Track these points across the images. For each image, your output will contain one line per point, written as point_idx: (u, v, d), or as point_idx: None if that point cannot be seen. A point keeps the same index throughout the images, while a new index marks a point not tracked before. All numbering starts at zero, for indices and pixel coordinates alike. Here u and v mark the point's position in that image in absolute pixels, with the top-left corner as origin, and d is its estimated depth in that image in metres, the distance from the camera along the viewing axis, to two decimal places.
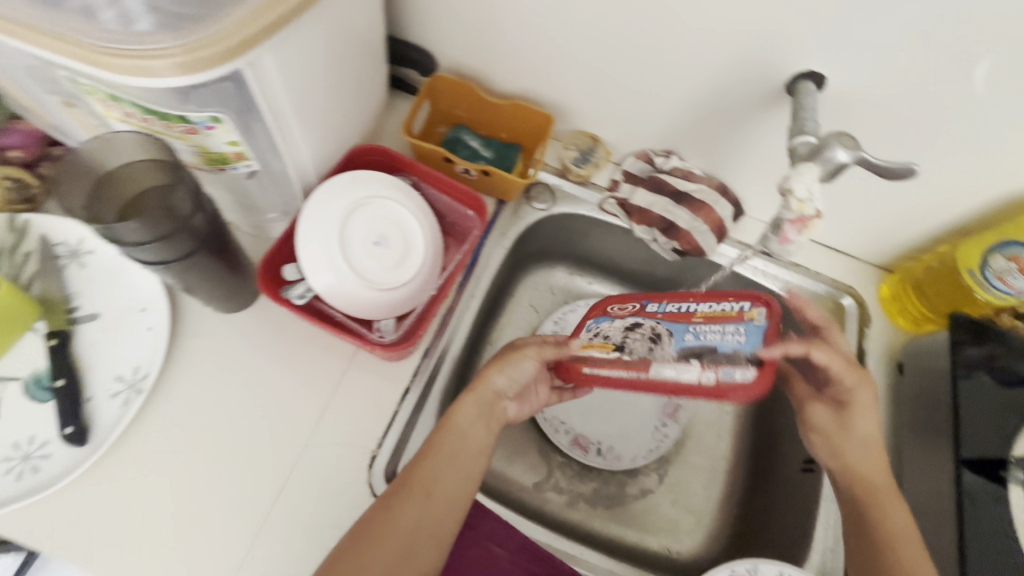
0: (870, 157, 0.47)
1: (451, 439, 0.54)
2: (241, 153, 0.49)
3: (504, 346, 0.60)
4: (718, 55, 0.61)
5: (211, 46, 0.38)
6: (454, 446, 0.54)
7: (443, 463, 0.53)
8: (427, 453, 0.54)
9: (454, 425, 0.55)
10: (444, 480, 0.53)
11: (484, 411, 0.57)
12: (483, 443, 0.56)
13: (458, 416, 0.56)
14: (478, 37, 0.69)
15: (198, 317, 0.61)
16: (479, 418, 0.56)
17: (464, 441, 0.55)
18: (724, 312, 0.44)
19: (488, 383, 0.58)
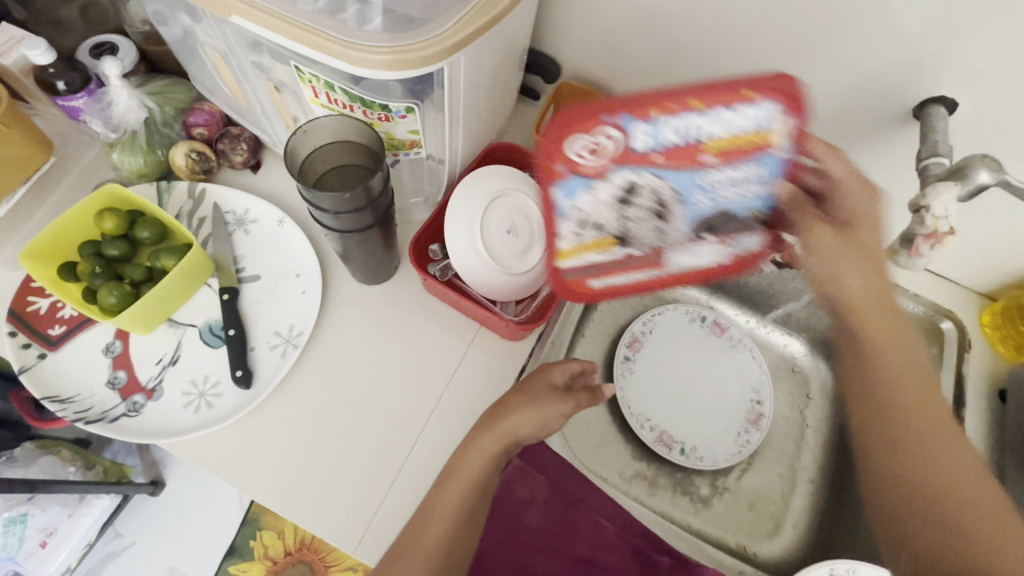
0: (1013, 180, 0.49)
1: (461, 476, 0.54)
2: (416, 141, 0.56)
3: (530, 388, 0.57)
4: (849, 77, 0.64)
5: (425, 48, 0.44)
6: (462, 481, 0.54)
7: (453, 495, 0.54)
8: (443, 485, 0.54)
9: (465, 469, 0.54)
10: (451, 520, 0.53)
11: (500, 454, 0.55)
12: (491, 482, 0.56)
13: (468, 457, 0.55)
14: (607, 49, 0.74)
15: (344, 286, 0.67)
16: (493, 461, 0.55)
17: (473, 483, 0.54)
18: (746, 150, 0.50)
19: (507, 430, 0.56)
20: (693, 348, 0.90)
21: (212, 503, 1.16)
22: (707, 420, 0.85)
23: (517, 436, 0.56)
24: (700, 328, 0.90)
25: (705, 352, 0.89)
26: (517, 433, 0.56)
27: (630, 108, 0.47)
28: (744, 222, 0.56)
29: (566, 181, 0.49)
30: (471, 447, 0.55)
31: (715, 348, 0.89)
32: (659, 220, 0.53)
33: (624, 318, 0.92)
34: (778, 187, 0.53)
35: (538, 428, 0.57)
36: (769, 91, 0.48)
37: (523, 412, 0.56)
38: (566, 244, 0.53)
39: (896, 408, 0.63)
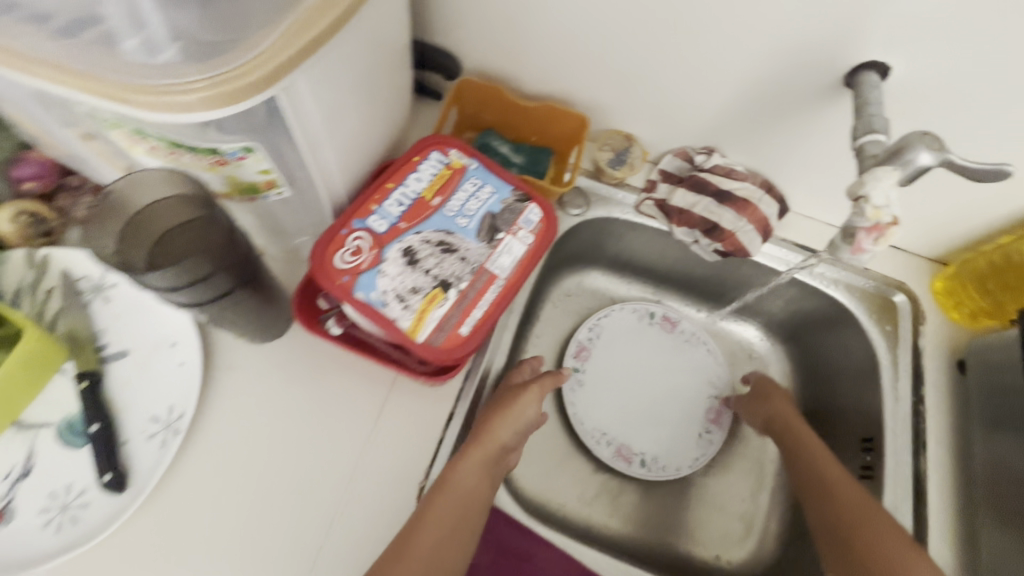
0: (959, 159, 0.43)
1: (457, 486, 0.51)
2: (272, 181, 0.46)
3: (498, 396, 0.59)
4: (771, 48, 0.57)
5: (239, 76, 0.35)
6: (453, 495, 0.51)
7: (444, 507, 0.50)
8: (432, 498, 0.50)
9: (456, 479, 0.52)
10: (450, 525, 0.50)
11: (488, 464, 0.54)
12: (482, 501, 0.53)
13: (459, 470, 0.52)
14: (507, 38, 0.65)
15: (231, 349, 0.58)
16: (481, 469, 0.53)
17: (467, 499, 0.51)
18: (453, 181, 0.59)
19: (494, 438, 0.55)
20: (644, 350, 0.84)
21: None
22: (665, 426, 0.81)
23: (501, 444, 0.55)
24: (650, 328, 0.85)
25: (657, 352, 0.84)
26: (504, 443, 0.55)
27: (357, 215, 0.55)
28: (512, 209, 0.60)
29: (354, 283, 0.52)
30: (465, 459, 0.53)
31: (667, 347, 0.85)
32: (454, 254, 0.56)
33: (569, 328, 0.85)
34: (504, 184, 0.61)
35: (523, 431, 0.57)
36: (438, 146, 0.61)
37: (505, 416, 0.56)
38: (407, 322, 0.52)
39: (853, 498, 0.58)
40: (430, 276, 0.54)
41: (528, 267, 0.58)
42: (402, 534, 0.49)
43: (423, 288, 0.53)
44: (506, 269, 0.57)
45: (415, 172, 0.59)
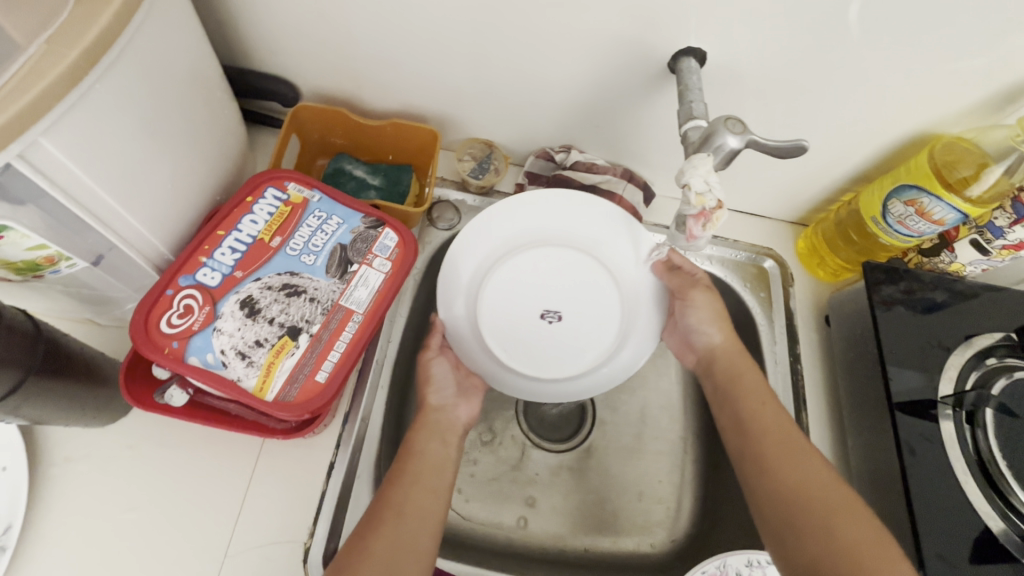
0: (760, 137, 0.44)
1: (401, 497, 0.51)
2: (54, 255, 0.43)
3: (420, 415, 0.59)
4: (593, 45, 0.57)
5: None
6: (413, 476, 0.53)
7: (416, 494, 0.51)
8: (390, 485, 0.51)
9: (418, 449, 0.55)
10: (402, 530, 0.49)
11: (424, 478, 0.53)
12: (449, 465, 0.56)
13: (397, 493, 0.51)
14: (336, 57, 0.62)
15: (67, 439, 0.52)
16: (425, 488, 0.52)
17: (426, 460, 0.55)
18: (293, 218, 0.55)
19: (429, 406, 0.59)
20: (522, 270, 0.66)
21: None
22: (608, 313, 0.66)
23: (439, 404, 0.60)
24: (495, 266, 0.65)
25: (538, 265, 0.66)
26: (438, 403, 0.60)
27: (183, 270, 0.50)
28: (365, 237, 0.56)
29: (187, 347, 0.48)
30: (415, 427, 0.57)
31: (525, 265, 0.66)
32: (300, 296, 0.52)
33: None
34: (353, 213, 0.57)
35: (446, 387, 0.62)
36: (275, 182, 0.57)
37: (423, 380, 0.61)
38: (252, 381, 0.48)
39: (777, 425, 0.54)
40: (276, 326, 0.50)
41: (390, 292, 0.55)
42: (353, 538, 0.48)
43: (268, 340, 0.50)
44: (362, 301, 0.54)
45: (246, 215, 0.54)
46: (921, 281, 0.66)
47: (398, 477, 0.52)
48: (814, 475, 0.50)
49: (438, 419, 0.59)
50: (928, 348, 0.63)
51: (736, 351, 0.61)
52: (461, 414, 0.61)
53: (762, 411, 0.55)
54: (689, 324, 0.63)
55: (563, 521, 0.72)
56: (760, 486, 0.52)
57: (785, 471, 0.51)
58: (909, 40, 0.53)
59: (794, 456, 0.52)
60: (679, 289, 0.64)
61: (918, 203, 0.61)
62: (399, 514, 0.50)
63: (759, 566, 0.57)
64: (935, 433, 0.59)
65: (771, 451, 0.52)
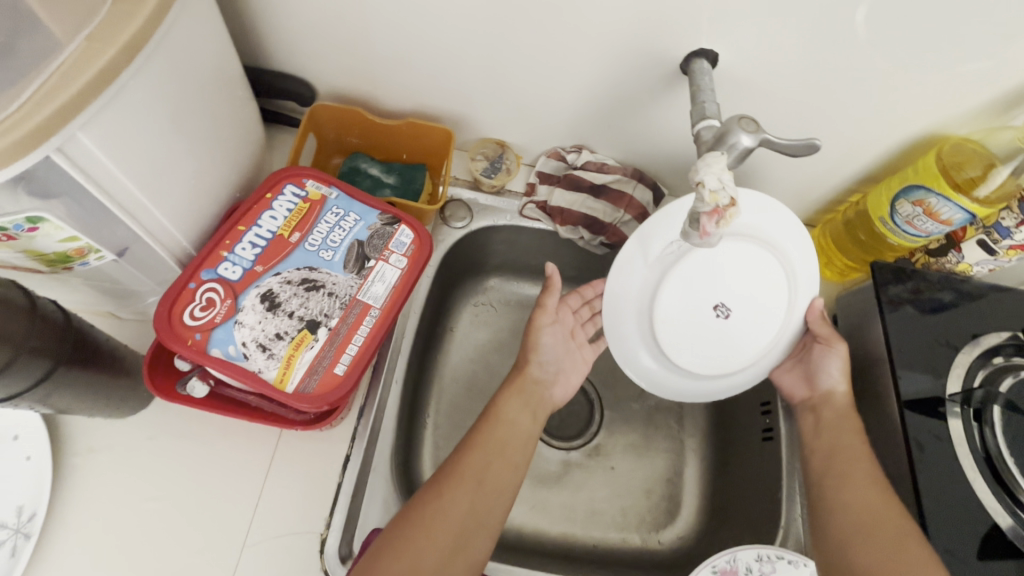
0: (772, 137, 0.45)
1: (479, 464, 0.53)
2: (84, 248, 0.44)
3: (514, 375, 0.62)
4: (607, 48, 0.58)
5: None
6: (498, 443, 0.55)
7: (497, 463, 0.54)
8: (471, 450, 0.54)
9: (507, 417, 0.57)
10: (476, 498, 0.51)
11: (502, 450, 0.55)
12: (533, 444, 0.58)
13: (474, 458, 0.53)
14: (353, 58, 0.63)
15: (88, 430, 0.53)
16: (502, 460, 0.55)
17: (514, 428, 0.57)
18: (312, 215, 0.56)
19: (529, 373, 0.62)
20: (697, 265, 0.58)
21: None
22: (769, 311, 0.61)
23: (538, 374, 0.63)
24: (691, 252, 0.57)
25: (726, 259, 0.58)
26: (538, 375, 0.63)
27: (205, 264, 0.52)
28: (382, 233, 0.57)
29: (210, 339, 0.49)
30: (510, 389, 0.60)
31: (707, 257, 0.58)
32: (319, 290, 0.53)
33: (488, 342, 0.80)
34: (370, 209, 0.58)
35: (551, 360, 0.64)
36: (294, 179, 0.58)
37: (532, 346, 0.63)
38: (272, 372, 0.49)
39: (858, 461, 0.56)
40: (295, 318, 0.51)
41: (407, 286, 0.56)
42: (427, 491, 0.51)
43: (288, 333, 0.51)
44: (381, 295, 0.55)
45: (266, 211, 0.55)
46: (929, 281, 0.67)
47: (479, 440, 0.55)
48: (890, 517, 0.52)
49: (535, 390, 0.61)
50: (935, 346, 0.64)
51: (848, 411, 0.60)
52: (556, 394, 0.64)
53: (851, 448, 0.57)
54: (822, 366, 0.62)
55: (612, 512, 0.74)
56: (835, 502, 0.55)
57: (854, 501, 0.54)
58: (919, 43, 0.54)
59: (880, 497, 0.53)
60: (825, 338, 0.62)
61: (926, 203, 0.61)
62: (478, 480, 0.52)
63: (769, 561, 0.57)
64: (943, 430, 0.60)
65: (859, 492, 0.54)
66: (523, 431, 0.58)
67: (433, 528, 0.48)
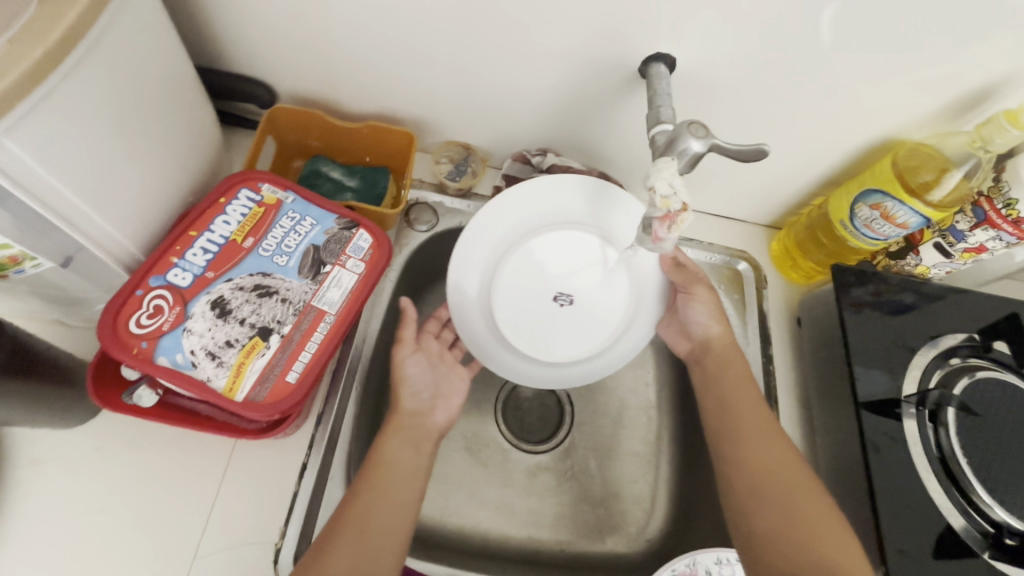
0: (723, 142, 0.45)
1: (363, 514, 0.50)
2: (18, 255, 0.42)
3: (392, 415, 0.58)
4: (565, 50, 0.58)
5: None
6: (384, 488, 0.52)
7: (381, 511, 0.51)
8: (353, 501, 0.50)
9: (388, 459, 0.54)
10: (364, 550, 0.48)
11: (389, 493, 0.52)
12: (419, 478, 0.55)
13: (356, 508, 0.50)
14: (312, 60, 0.62)
15: (34, 441, 0.52)
16: (389, 503, 0.52)
17: (399, 470, 0.54)
18: (267, 219, 0.56)
19: (404, 410, 0.59)
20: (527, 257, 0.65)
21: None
22: (613, 284, 0.66)
23: (414, 407, 0.60)
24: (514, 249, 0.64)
25: (556, 257, 0.65)
26: (414, 407, 0.60)
27: (154, 271, 0.50)
28: (339, 238, 0.57)
29: (157, 348, 0.48)
30: (385, 433, 0.57)
31: (533, 255, 0.64)
32: (272, 296, 0.52)
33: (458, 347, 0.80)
34: (326, 214, 0.58)
35: (422, 393, 0.61)
36: (249, 183, 0.57)
37: (397, 380, 0.60)
38: (222, 381, 0.48)
39: (757, 413, 0.58)
40: (246, 325, 0.51)
41: (364, 291, 0.56)
42: (312, 555, 0.47)
43: (238, 341, 0.50)
44: (336, 302, 0.54)
45: (217, 216, 0.54)
46: (888, 283, 0.68)
47: (363, 488, 0.52)
48: (788, 465, 0.54)
49: (414, 423, 0.59)
50: (893, 348, 0.65)
51: (730, 347, 0.64)
52: (437, 419, 0.62)
53: (741, 404, 0.59)
54: (689, 315, 0.66)
55: (552, 526, 0.73)
56: (731, 458, 0.56)
57: (755, 454, 0.55)
58: (870, 49, 0.54)
59: (776, 445, 0.55)
60: (684, 283, 0.66)
61: (883, 207, 0.62)
62: (360, 532, 0.49)
63: (728, 563, 0.58)
64: (899, 431, 0.60)
65: (752, 437, 0.56)
66: (416, 462, 0.56)
67: None
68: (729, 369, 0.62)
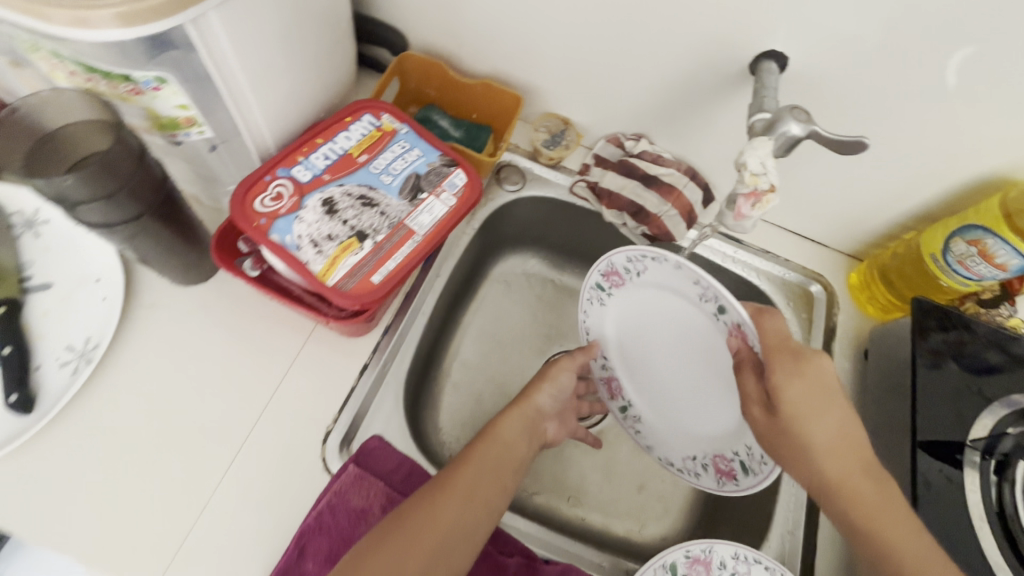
0: (824, 131, 0.47)
1: (472, 468, 0.55)
2: (191, 118, 0.50)
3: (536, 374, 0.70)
4: (680, 38, 0.61)
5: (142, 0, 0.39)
6: (488, 462, 0.57)
7: (484, 479, 0.55)
8: (464, 462, 0.56)
9: (498, 436, 0.60)
10: (455, 524, 0.50)
11: (493, 466, 0.57)
12: (523, 462, 0.61)
13: (466, 470, 0.55)
14: (446, 16, 0.69)
15: (155, 288, 0.61)
16: (489, 474, 0.56)
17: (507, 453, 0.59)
18: (381, 142, 0.62)
19: (529, 402, 0.65)
20: (631, 325, 0.68)
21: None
22: (654, 350, 0.67)
23: (540, 405, 0.66)
24: (607, 306, 0.69)
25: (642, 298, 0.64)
26: (539, 406, 0.66)
27: (282, 163, 0.58)
28: (439, 172, 0.62)
29: (271, 225, 0.55)
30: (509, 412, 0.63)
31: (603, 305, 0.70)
32: (373, 208, 0.59)
33: (514, 309, 0.84)
34: (432, 149, 0.64)
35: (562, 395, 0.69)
36: (372, 110, 0.64)
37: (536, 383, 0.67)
38: (318, 266, 0.54)
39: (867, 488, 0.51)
40: (346, 223, 0.57)
41: (452, 221, 0.61)
42: (421, 498, 0.51)
43: (341, 237, 0.56)
44: (423, 226, 0.59)
45: (339, 132, 0.62)
46: (974, 336, 0.64)
47: (473, 455, 0.57)
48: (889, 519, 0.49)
49: (533, 415, 0.65)
50: (966, 399, 0.62)
51: (841, 455, 0.51)
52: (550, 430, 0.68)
53: (860, 486, 0.50)
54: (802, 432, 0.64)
55: (573, 495, 0.75)
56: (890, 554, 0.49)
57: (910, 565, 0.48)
58: (997, 73, 0.53)
59: (867, 481, 0.51)
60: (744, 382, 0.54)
61: (983, 244, 0.60)
62: (468, 491, 0.53)
63: (745, 561, 0.56)
64: (956, 475, 0.58)
65: (785, 380, 0.51)
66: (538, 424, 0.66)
67: (427, 523, 0.49)
68: (845, 478, 0.51)
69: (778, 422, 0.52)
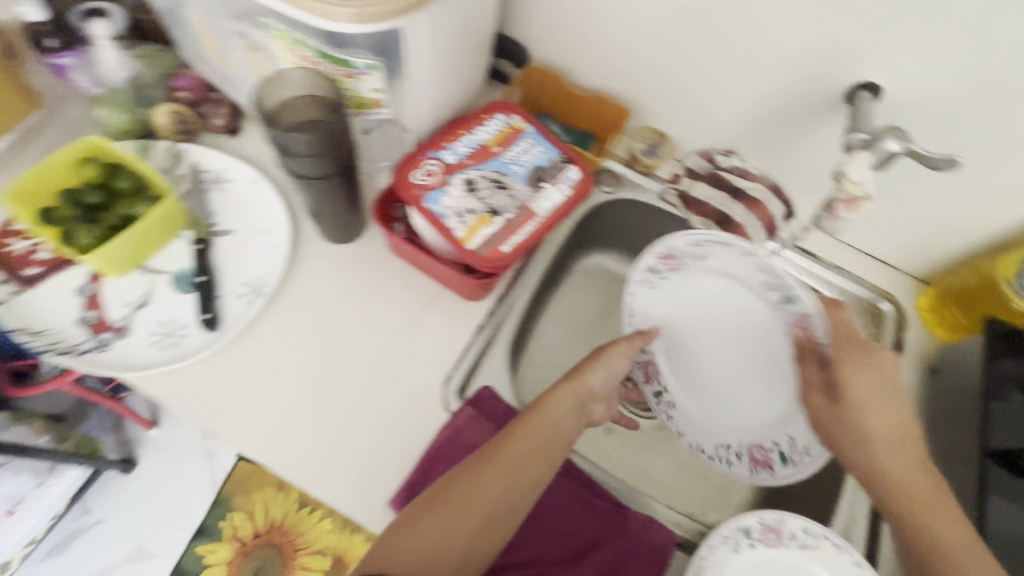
0: (921, 150, 0.54)
1: (520, 441, 0.57)
2: (380, 100, 0.62)
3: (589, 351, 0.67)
4: (783, 66, 0.69)
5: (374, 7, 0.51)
6: (536, 439, 0.58)
7: (529, 455, 0.57)
8: (513, 435, 0.57)
9: (547, 414, 0.59)
10: (496, 496, 0.55)
11: (540, 445, 0.58)
12: (566, 440, 0.60)
13: (513, 444, 0.57)
14: (570, 35, 0.79)
15: (311, 242, 0.71)
16: (536, 453, 0.57)
17: (553, 432, 0.59)
18: (512, 137, 0.72)
19: (581, 384, 0.63)
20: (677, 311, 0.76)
21: (181, 491, 1.29)
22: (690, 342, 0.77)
23: (590, 387, 0.64)
24: (658, 287, 0.76)
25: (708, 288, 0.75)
26: (590, 389, 0.64)
27: (434, 146, 0.69)
28: (558, 166, 0.71)
29: (424, 195, 0.66)
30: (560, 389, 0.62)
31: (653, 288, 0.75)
32: (504, 191, 0.68)
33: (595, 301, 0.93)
34: (553, 147, 0.73)
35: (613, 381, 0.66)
36: (505, 110, 0.74)
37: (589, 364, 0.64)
38: (460, 233, 0.65)
39: (918, 486, 0.56)
40: (483, 201, 0.67)
41: (567, 208, 0.69)
42: (470, 466, 0.56)
43: (478, 211, 0.66)
44: (543, 210, 0.68)
45: (477, 126, 0.72)
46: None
47: (523, 429, 0.58)
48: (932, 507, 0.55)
49: (585, 397, 0.63)
50: None
51: (899, 448, 0.57)
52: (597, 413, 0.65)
53: (909, 479, 0.56)
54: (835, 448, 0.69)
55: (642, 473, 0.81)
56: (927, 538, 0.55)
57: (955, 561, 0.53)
58: None
59: (920, 471, 0.57)
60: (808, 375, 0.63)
61: None
62: (514, 467, 0.56)
63: (816, 536, 0.60)
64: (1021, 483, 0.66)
65: (851, 373, 0.59)
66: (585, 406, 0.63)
67: (472, 493, 0.55)
68: (893, 466, 0.57)
69: (842, 410, 0.59)
